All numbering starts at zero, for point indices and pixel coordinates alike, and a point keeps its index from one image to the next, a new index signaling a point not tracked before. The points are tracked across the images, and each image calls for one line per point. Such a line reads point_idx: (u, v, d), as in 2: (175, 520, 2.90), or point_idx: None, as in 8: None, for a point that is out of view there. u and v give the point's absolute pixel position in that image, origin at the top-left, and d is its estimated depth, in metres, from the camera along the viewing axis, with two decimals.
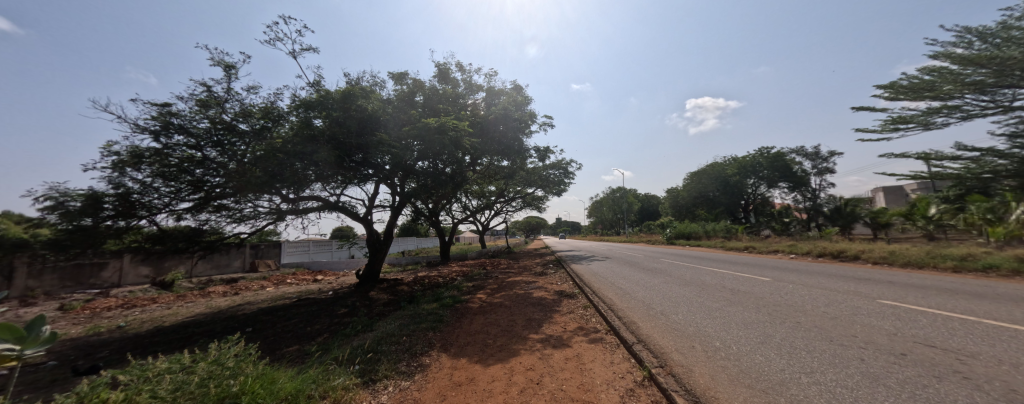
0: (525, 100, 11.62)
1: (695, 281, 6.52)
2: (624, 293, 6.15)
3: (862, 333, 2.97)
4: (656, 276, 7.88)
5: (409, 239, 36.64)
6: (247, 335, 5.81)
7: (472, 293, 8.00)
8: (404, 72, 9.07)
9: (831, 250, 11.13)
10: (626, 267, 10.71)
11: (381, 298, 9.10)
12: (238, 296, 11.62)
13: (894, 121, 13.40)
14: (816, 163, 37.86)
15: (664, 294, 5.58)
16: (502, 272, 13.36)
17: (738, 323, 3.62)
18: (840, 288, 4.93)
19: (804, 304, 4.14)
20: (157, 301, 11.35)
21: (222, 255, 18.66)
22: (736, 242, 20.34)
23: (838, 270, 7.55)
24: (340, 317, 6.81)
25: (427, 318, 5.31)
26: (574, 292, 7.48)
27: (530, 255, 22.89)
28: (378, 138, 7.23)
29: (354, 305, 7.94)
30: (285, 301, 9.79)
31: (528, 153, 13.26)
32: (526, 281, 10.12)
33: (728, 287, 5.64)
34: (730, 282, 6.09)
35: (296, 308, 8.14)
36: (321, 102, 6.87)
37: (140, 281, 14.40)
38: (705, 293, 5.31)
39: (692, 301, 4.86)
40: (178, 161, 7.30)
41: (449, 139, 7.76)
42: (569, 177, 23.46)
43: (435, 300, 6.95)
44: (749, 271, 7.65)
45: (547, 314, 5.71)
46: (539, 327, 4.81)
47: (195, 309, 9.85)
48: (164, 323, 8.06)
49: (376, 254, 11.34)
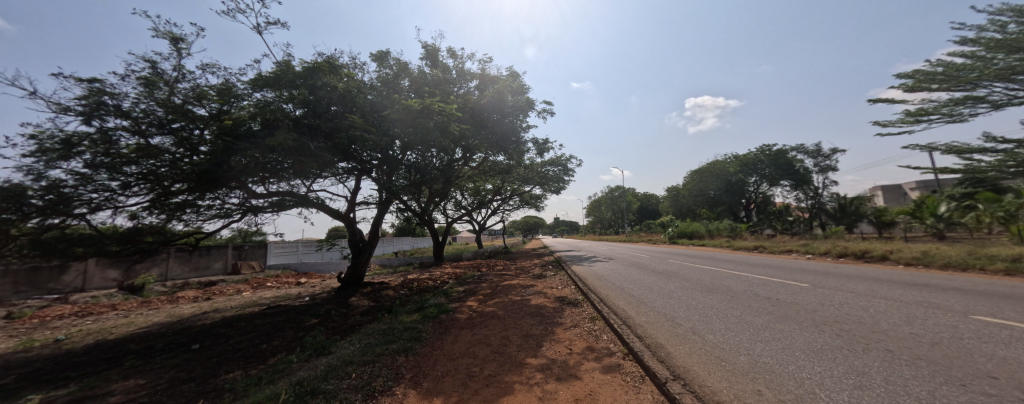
0: (522, 87, 10.67)
1: (718, 287, 5.60)
2: (638, 300, 5.25)
3: (1008, 377, 2.04)
4: (669, 279, 7.00)
5: (403, 239, 35.60)
6: (188, 356, 4.86)
7: (462, 300, 7.06)
8: (386, 52, 8.13)
9: (855, 250, 10.26)
10: (631, 268, 9.85)
11: (360, 305, 8.15)
12: (208, 302, 10.60)
13: (914, 113, 12.63)
14: (819, 161, 37.21)
15: (687, 304, 4.66)
16: (497, 274, 12.42)
17: (805, 350, 2.70)
18: (906, 299, 4.01)
19: (878, 322, 3.22)
20: (117, 308, 10.35)
21: (202, 256, 17.64)
22: (742, 242, 19.54)
23: (876, 273, 6.63)
24: (306, 330, 5.86)
25: (401, 336, 4.36)
26: (577, 299, 6.55)
27: (528, 256, 21.96)
28: (349, 121, 6.26)
29: (327, 315, 6.98)
30: (255, 308, 8.81)
31: (525, 146, 12.32)
32: (524, 285, 9.17)
33: (763, 295, 4.73)
34: (760, 288, 5.20)
35: (261, 318, 7.16)
36: (281, 77, 5.86)
37: (107, 285, 13.40)
38: (738, 303, 4.41)
39: (726, 314, 3.93)
40: (120, 149, 6.25)
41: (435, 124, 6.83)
42: (568, 173, 22.57)
43: (417, 310, 6.01)
44: (776, 274, 6.74)
45: (547, 329, 4.76)
46: (538, 349, 3.88)
47: (154, 317, 8.86)
48: (108, 336, 7.06)
49: (359, 256, 10.39)
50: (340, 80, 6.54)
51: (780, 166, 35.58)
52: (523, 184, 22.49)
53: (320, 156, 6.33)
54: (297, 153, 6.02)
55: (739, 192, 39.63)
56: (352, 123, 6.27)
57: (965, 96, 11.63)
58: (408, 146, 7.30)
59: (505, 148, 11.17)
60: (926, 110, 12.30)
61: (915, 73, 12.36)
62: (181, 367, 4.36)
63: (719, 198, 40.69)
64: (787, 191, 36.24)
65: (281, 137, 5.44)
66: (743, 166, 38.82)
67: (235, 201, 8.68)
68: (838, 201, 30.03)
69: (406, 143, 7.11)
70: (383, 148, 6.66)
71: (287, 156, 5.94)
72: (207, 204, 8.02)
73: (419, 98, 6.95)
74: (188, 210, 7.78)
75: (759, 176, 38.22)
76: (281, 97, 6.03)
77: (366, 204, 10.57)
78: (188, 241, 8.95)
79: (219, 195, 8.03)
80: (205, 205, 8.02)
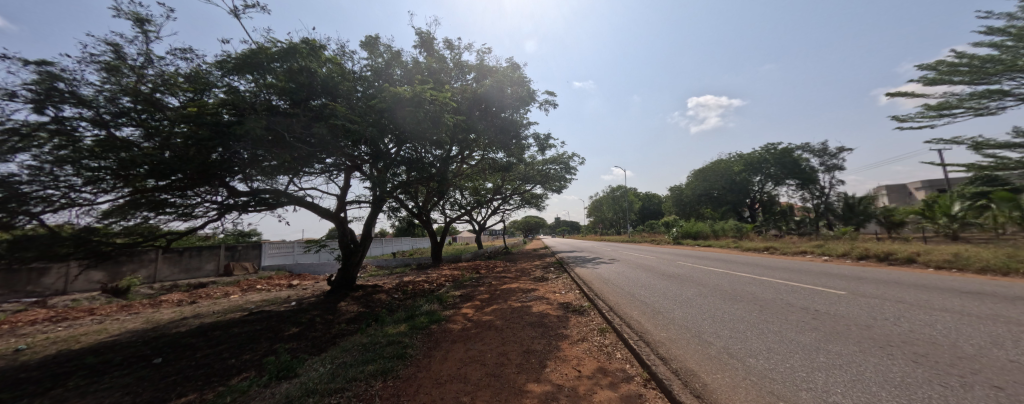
0: (522, 78, 10.09)
1: (741, 294, 5.01)
2: (654, 309, 4.66)
3: None
4: (682, 284, 6.42)
5: (402, 239, 35.05)
6: (144, 373, 4.28)
7: (457, 306, 6.48)
8: (376, 38, 7.53)
9: (876, 251, 9.67)
10: (638, 271, 9.27)
11: (349, 310, 7.59)
12: (191, 306, 10.05)
13: (935, 107, 12.02)
14: (825, 160, 36.58)
15: (711, 314, 4.08)
16: (496, 276, 11.84)
17: (887, 387, 2.09)
18: (976, 312, 3.40)
19: (962, 346, 2.61)
20: (96, 313, 9.79)
21: (192, 258, 17.14)
22: (750, 243, 18.92)
23: (913, 278, 6.02)
24: (283, 342, 5.27)
25: (382, 353, 3.76)
26: (583, 306, 5.95)
27: (528, 257, 21.36)
28: (329, 109, 5.64)
29: (310, 323, 6.40)
30: (238, 313, 8.24)
31: (526, 141, 11.74)
32: (524, 289, 8.59)
33: (798, 305, 4.13)
34: (789, 296, 4.62)
35: (239, 326, 6.58)
36: (253, 59, 5.22)
37: (91, 287, 12.87)
38: (772, 315, 3.81)
39: (763, 330, 3.34)
40: (83, 142, 5.66)
41: (426, 115, 6.31)
42: (570, 172, 21.99)
43: (406, 319, 5.43)
44: (800, 279, 6.14)
45: (551, 343, 4.15)
46: (541, 370, 3.29)
47: (130, 323, 8.29)
48: (74, 345, 6.50)
49: (350, 257, 9.80)
50: (322, 66, 5.94)
51: (785, 165, 34.85)
52: (523, 183, 21.93)
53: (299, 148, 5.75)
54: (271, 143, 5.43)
55: (743, 191, 38.97)
56: (333, 111, 5.66)
57: (991, 89, 11.01)
58: (399, 139, 6.76)
59: (504, 143, 10.66)
60: (947, 104, 11.77)
61: (937, 64, 11.74)
62: (130, 388, 3.79)
63: (723, 198, 40.03)
64: (792, 190, 35.54)
65: (251, 125, 4.84)
66: (748, 165, 38.16)
67: (216, 199, 8.10)
68: (846, 201, 29.38)
69: (397, 136, 6.56)
70: (370, 141, 6.10)
71: (261, 150, 5.32)
72: (185, 202, 7.47)
73: (409, 86, 6.38)
74: (164, 210, 7.20)
75: (763, 175, 37.57)
76: (254, 82, 5.47)
77: (358, 202, 10.02)
78: (161, 242, 8.30)
79: (197, 192, 7.46)
80: (184, 204, 7.47)
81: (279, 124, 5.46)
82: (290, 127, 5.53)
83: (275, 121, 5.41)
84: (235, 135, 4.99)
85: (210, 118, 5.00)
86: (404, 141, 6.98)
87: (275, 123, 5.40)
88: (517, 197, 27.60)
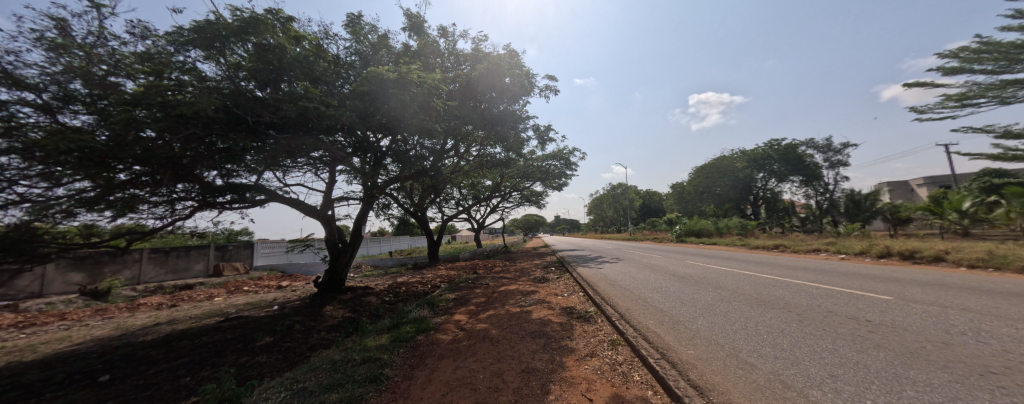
0: (520, 65, 9.45)
1: (770, 299, 4.41)
2: (672, 317, 4.06)
3: None
4: (697, 286, 5.82)
5: (399, 238, 34.42)
6: (81, 395, 3.67)
7: (450, 312, 5.90)
8: (360, 17, 6.88)
9: (900, 250, 9.06)
10: (645, 272, 8.65)
11: (333, 315, 7.01)
12: (170, 310, 9.44)
13: (957, 97, 11.36)
14: (830, 156, 35.93)
15: (742, 325, 3.47)
16: (495, 277, 11.26)
17: None
18: None
19: None
20: (68, 317, 9.20)
21: (180, 258, 16.54)
22: (757, 240, 18.26)
23: (956, 278, 5.42)
24: (251, 355, 4.66)
25: (353, 375, 3.13)
26: (589, 312, 5.33)
27: (528, 256, 20.68)
28: (302, 91, 5.01)
29: (287, 331, 5.78)
30: (215, 319, 7.64)
31: (525, 133, 11.10)
32: (524, 292, 7.97)
33: (844, 314, 3.52)
34: (828, 304, 4.00)
35: (211, 335, 5.97)
36: (210, 32, 4.51)
37: (69, 290, 12.26)
38: (819, 327, 3.20)
39: (815, 349, 2.73)
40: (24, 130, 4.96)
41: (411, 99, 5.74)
42: (570, 168, 21.32)
43: (390, 328, 4.81)
44: (830, 280, 5.54)
45: (554, 360, 3.53)
46: (543, 398, 2.68)
47: (98, 330, 7.67)
48: (27, 356, 5.89)
49: (337, 258, 9.17)
50: (295, 44, 5.28)
51: (790, 161, 34.09)
52: (523, 180, 21.32)
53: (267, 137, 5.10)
54: (231, 127, 4.75)
55: (746, 188, 38.36)
56: (303, 90, 4.98)
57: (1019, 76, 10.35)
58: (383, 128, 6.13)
59: (501, 136, 10.07)
60: (971, 94, 11.15)
61: (960, 51, 11.07)
62: None
63: (725, 195, 39.43)
64: (796, 186, 34.85)
65: (201, 105, 4.14)
66: (751, 162, 37.44)
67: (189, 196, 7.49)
68: (852, 197, 28.79)
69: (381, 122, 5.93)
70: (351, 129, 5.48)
71: (224, 138, 4.68)
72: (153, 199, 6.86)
73: (393, 67, 5.76)
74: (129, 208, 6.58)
75: (766, 172, 36.89)
76: (210, 57, 4.75)
77: (345, 199, 9.40)
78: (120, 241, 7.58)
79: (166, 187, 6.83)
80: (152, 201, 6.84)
81: (239, 107, 4.73)
82: (255, 110, 4.89)
83: (236, 104, 4.72)
84: (183, 117, 4.27)
85: (160, 98, 4.31)
86: (389, 131, 6.36)
87: (236, 105, 4.71)
88: (516, 194, 26.94)
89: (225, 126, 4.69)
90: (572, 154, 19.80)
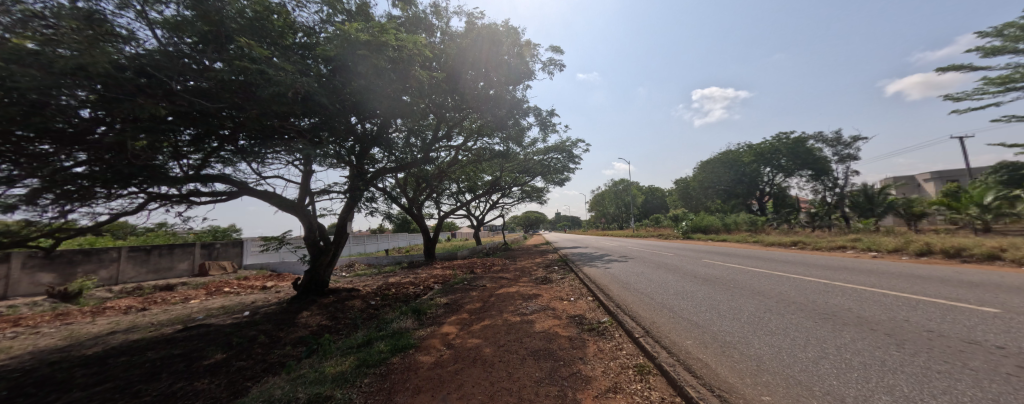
0: (519, 42, 8.55)
1: (834, 311, 3.50)
2: (715, 333, 3.16)
3: None
4: (729, 290, 4.91)
5: (397, 235, 33.65)
6: None
7: (438, 322, 5.02)
8: None
9: (944, 247, 8.11)
10: (658, 271, 7.74)
11: (307, 323, 6.15)
12: (135, 315, 8.57)
13: (1000, 80, 10.36)
14: (840, 150, 34.89)
15: (821, 352, 2.55)
16: (494, 277, 10.38)
17: None
18: None
19: None
20: (22, 322, 8.34)
21: (163, 256, 15.74)
22: (771, 237, 17.35)
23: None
24: (191, 379, 3.78)
25: None
26: (603, 324, 4.44)
27: (528, 254, 19.73)
28: (245, 49, 4.10)
29: (247, 345, 4.92)
30: (176, 326, 6.76)
31: (524, 120, 10.20)
32: (524, 295, 7.09)
33: (956, 337, 2.61)
34: (917, 319, 3.08)
35: (158, 349, 5.06)
36: None
37: (36, 291, 11.40)
38: (937, 359, 2.28)
39: (974, 399, 1.80)
40: None
41: (386, 67, 5.03)
42: (572, 160, 20.32)
43: (361, 346, 3.90)
44: (888, 284, 4.65)
45: (564, 397, 2.62)
46: None
47: (45, 340, 6.79)
48: None
49: (318, 258, 8.29)
50: None
51: (798, 155, 33.01)
52: (523, 174, 20.42)
53: (206, 110, 4.18)
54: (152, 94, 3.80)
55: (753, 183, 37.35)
56: (246, 48, 4.13)
57: None
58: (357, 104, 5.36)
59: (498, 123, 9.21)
60: (1015, 76, 10.16)
61: (1005, 28, 10.07)
62: None
63: (731, 190, 38.47)
64: (804, 181, 33.71)
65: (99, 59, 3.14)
66: (757, 156, 36.30)
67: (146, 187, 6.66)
68: (864, 191, 27.69)
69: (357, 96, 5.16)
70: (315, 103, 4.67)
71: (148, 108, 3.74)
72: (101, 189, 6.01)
73: (367, 26, 4.90)
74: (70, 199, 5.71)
75: (773, 166, 35.82)
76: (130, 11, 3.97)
77: (327, 192, 8.53)
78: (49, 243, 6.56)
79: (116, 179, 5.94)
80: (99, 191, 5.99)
81: (157, 69, 3.77)
82: (186, 75, 3.97)
83: (159, 66, 3.78)
84: (78, 76, 3.27)
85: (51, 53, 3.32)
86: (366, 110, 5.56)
87: (161, 68, 3.77)
88: (516, 190, 25.99)
89: (145, 92, 3.69)
90: (573, 146, 18.81)
